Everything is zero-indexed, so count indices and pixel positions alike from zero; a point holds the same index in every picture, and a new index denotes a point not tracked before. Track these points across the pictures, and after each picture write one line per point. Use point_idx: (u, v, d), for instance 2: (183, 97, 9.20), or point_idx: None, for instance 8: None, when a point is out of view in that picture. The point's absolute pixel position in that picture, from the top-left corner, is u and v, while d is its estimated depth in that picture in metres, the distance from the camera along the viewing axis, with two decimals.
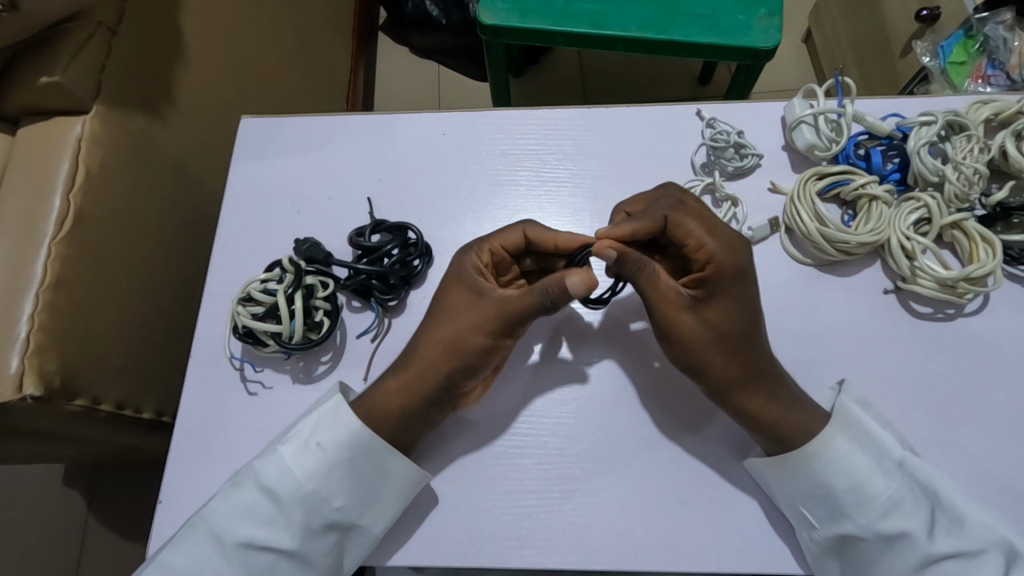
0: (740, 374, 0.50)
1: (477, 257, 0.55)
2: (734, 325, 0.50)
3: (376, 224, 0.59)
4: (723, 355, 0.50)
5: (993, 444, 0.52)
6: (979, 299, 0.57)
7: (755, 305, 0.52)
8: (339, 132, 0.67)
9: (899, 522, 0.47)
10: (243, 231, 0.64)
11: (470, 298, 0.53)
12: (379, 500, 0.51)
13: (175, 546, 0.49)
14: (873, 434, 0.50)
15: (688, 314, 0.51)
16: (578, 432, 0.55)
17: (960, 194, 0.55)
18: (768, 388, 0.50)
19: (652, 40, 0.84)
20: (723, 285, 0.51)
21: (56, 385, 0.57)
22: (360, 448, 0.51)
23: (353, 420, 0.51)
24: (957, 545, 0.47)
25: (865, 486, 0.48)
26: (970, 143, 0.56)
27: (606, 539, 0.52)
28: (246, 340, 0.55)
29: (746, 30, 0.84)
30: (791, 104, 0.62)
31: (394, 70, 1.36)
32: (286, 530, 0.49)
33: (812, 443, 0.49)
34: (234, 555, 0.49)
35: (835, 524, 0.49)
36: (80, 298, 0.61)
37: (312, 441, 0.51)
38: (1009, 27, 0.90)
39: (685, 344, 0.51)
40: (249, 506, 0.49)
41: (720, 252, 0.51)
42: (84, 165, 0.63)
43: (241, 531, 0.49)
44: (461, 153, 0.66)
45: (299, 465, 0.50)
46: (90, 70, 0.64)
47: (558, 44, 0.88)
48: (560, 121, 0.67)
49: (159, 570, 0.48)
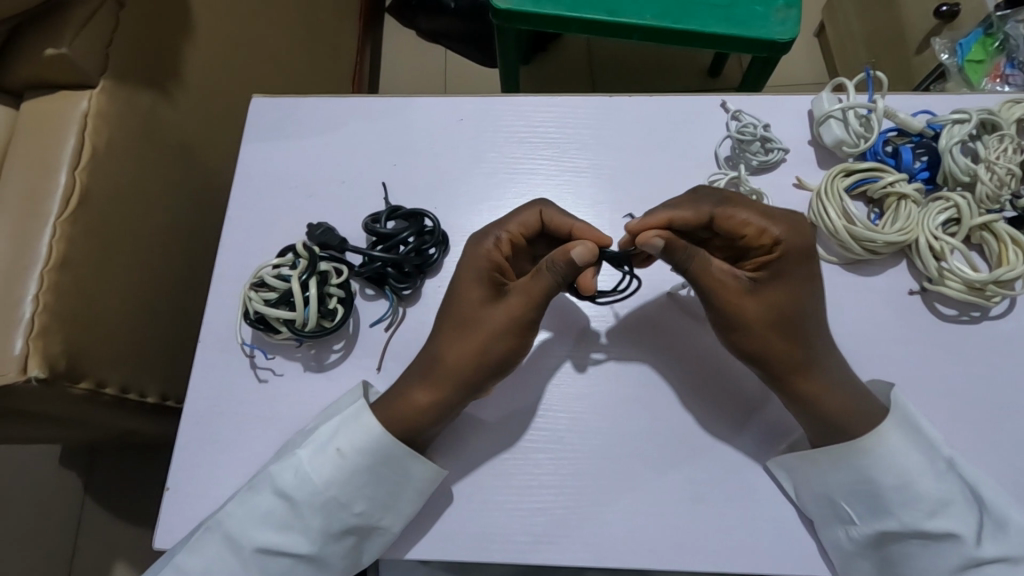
0: (800, 356, 0.49)
1: (494, 246, 0.53)
2: (795, 306, 0.50)
3: (390, 210, 0.57)
4: (788, 336, 0.49)
5: (1015, 448, 0.52)
6: (1005, 303, 0.56)
7: (815, 285, 0.51)
8: (352, 115, 0.66)
9: (947, 523, 0.47)
10: (253, 214, 0.62)
11: (486, 290, 0.52)
12: (397, 507, 0.50)
13: (190, 550, 0.49)
14: (924, 432, 0.49)
15: (750, 303, 0.50)
16: (595, 428, 0.54)
17: (992, 194, 0.54)
18: (827, 370, 0.50)
19: (670, 29, 0.82)
20: (787, 268, 0.50)
21: (61, 368, 0.56)
22: (380, 454, 0.49)
23: (374, 426, 0.50)
24: (1003, 550, 0.46)
25: (915, 484, 0.47)
26: (1003, 143, 0.55)
27: (622, 537, 0.51)
28: (256, 327, 0.54)
29: (765, 21, 0.82)
30: (819, 98, 0.61)
31: (401, 53, 1.33)
32: (305, 537, 0.49)
33: (868, 434, 0.48)
34: (253, 560, 0.49)
35: (879, 521, 0.48)
36: (85, 279, 0.59)
37: (331, 446, 0.50)
38: None
39: (750, 331, 0.49)
40: (266, 512, 0.48)
41: (784, 238, 0.50)
42: (90, 143, 0.61)
43: (258, 538, 0.48)
44: (478, 140, 0.64)
45: (318, 470, 0.49)
46: (97, 42, 0.62)
47: (573, 32, 0.85)
48: (581, 110, 0.65)
49: (174, 573, 0.48)
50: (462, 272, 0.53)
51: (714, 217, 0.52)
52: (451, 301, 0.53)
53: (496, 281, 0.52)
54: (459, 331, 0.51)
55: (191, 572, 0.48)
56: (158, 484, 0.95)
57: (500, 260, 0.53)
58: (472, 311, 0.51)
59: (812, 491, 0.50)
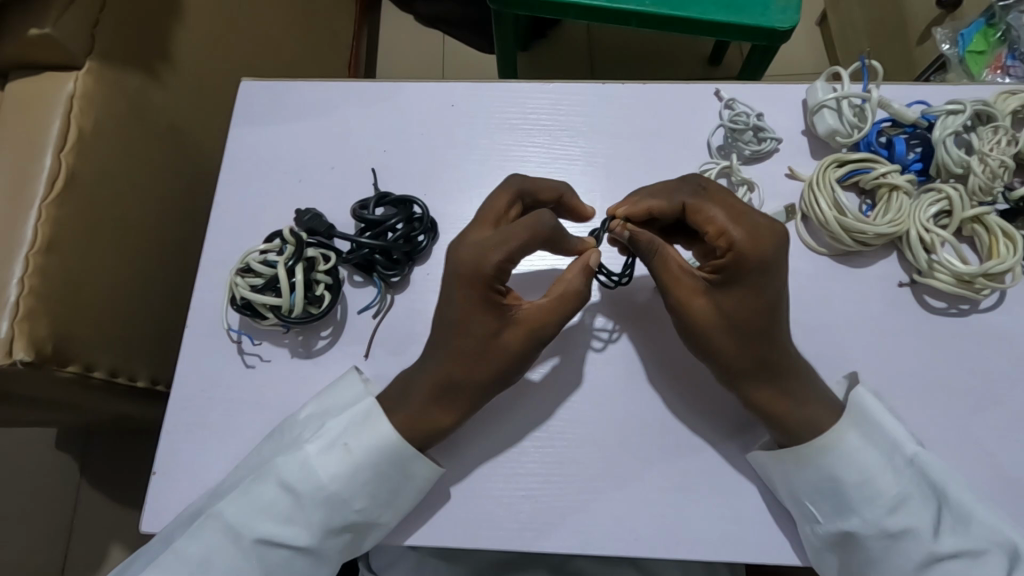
0: (741, 364, 0.49)
1: (496, 270, 0.48)
2: (745, 317, 0.48)
3: (379, 197, 0.57)
4: (734, 342, 0.49)
5: (1002, 442, 0.52)
6: (995, 296, 0.56)
7: (778, 299, 0.48)
8: (342, 99, 0.65)
9: (906, 519, 0.47)
10: (242, 199, 0.62)
11: (486, 313, 0.49)
12: (397, 504, 0.50)
13: (191, 535, 0.48)
14: (886, 430, 0.49)
15: (697, 300, 0.49)
16: (582, 417, 0.54)
17: (984, 186, 0.53)
18: (778, 382, 0.49)
19: (667, 16, 0.81)
20: (744, 277, 0.47)
21: (47, 352, 0.55)
22: (387, 455, 0.49)
23: (388, 430, 0.50)
24: (960, 545, 0.46)
25: (875, 481, 0.48)
26: (997, 135, 0.54)
27: (607, 526, 0.51)
28: (243, 313, 0.54)
29: (763, 9, 0.81)
30: (813, 87, 0.60)
31: (397, 36, 1.32)
32: (304, 529, 0.49)
33: (825, 435, 0.49)
34: (252, 550, 0.49)
35: (841, 520, 0.48)
36: (70, 261, 0.59)
37: (339, 443, 0.50)
38: None
39: (692, 326, 0.50)
40: (268, 502, 0.49)
41: (740, 243, 0.47)
42: (76, 124, 0.60)
43: (258, 528, 0.49)
44: (470, 126, 0.64)
45: (324, 467, 0.49)
46: (83, 22, 0.60)
47: (569, 17, 0.84)
48: (573, 97, 0.64)
49: (173, 558, 0.48)
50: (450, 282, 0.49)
51: (685, 209, 0.50)
52: (439, 308, 0.50)
53: (496, 301, 0.49)
54: (459, 340, 0.49)
55: (190, 559, 0.48)
56: (151, 466, 0.96)
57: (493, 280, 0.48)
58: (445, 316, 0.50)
59: (780, 489, 0.50)
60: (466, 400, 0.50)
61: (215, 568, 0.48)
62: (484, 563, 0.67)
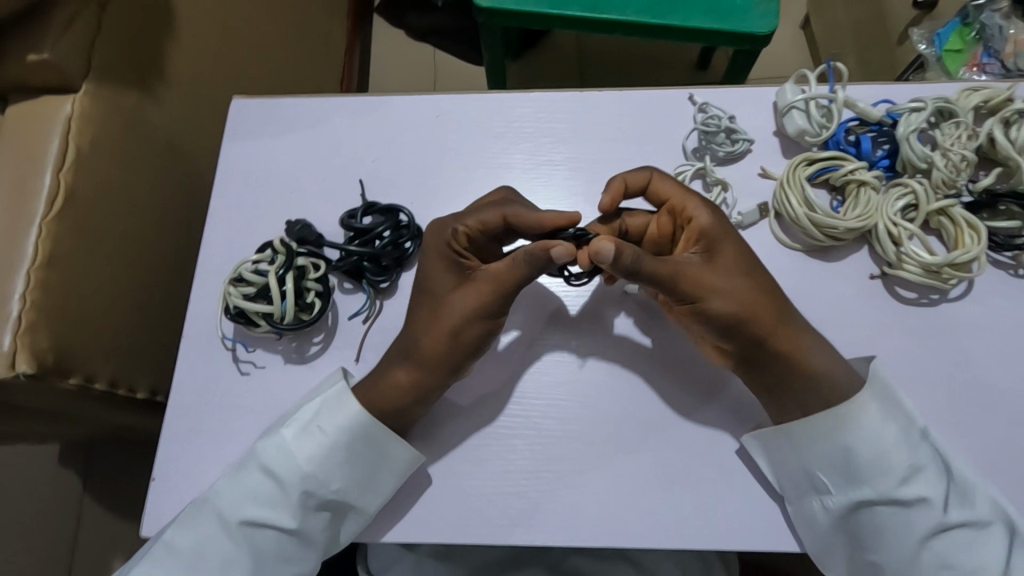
0: (775, 320, 0.51)
1: (452, 237, 0.54)
2: (745, 266, 0.52)
3: (367, 206, 0.59)
4: (756, 297, 0.51)
5: (977, 426, 0.53)
6: (964, 285, 0.57)
7: (747, 247, 0.54)
8: (331, 113, 0.67)
9: (917, 490, 0.49)
10: (236, 212, 0.64)
11: (452, 275, 0.54)
12: (376, 485, 0.52)
13: (178, 527, 0.52)
14: (900, 403, 0.51)
15: (709, 274, 0.51)
16: (567, 413, 0.56)
17: (947, 180, 0.55)
18: (796, 330, 0.52)
19: (650, 24, 0.85)
20: (718, 238, 0.53)
21: (49, 363, 0.57)
22: (358, 433, 0.52)
23: (354, 407, 0.53)
24: (968, 516, 0.48)
25: (891, 454, 0.49)
26: (958, 130, 0.56)
27: (593, 518, 0.53)
28: (237, 321, 0.55)
29: (745, 15, 0.85)
30: (783, 88, 0.62)
31: (390, 50, 1.35)
32: (286, 511, 0.51)
33: (847, 404, 0.50)
34: (239, 534, 0.51)
35: (852, 490, 0.50)
36: (70, 276, 0.61)
37: (314, 425, 0.52)
38: (1004, 15, 0.91)
39: (718, 299, 0.51)
40: (251, 487, 0.51)
41: (699, 212, 0.53)
42: (74, 144, 0.62)
43: (244, 512, 0.51)
44: (455, 136, 0.66)
45: (301, 449, 0.52)
46: (80, 46, 0.63)
47: (556, 28, 0.88)
48: (554, 104, 0.67)
49: (163, 550, 0.51)
50: (424, 260, 0.55)
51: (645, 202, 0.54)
52: (418, 284, 0.55)
53: (458, 262, 0.54)
54: (424, 312, 0.53)
55: (179, 548, 0.51)
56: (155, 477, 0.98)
57: (460, 248, 0.55)
58: (427, 299, 0.54)
59: (792, 465, 0.52)
60: (431, 372, 0.52)
61: (205, 555, 0.51)
62: (479, 561, 0.69)
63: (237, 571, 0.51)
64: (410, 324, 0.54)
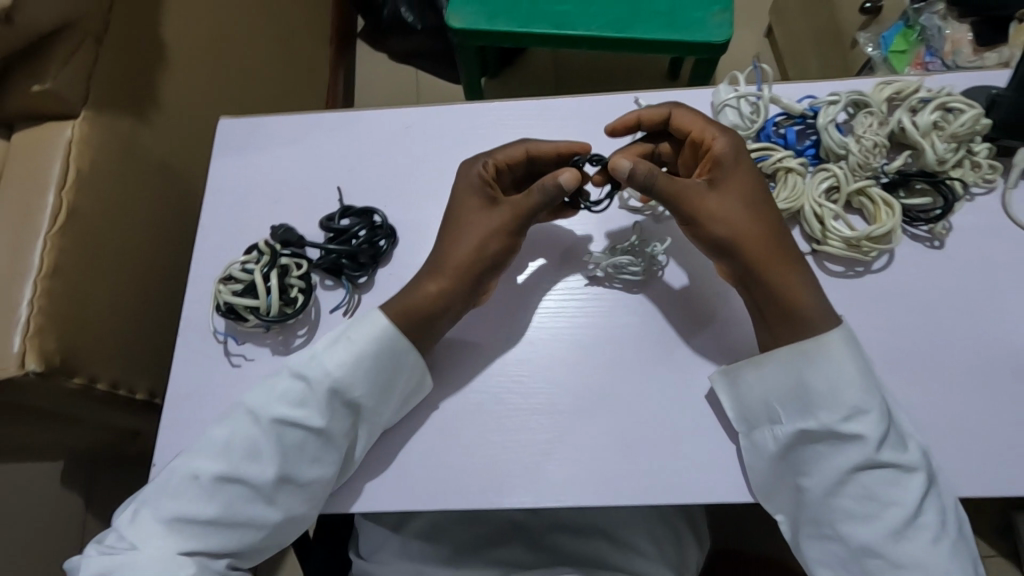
0: (768, 242, 0.56)
1: (483, 169, 0.62)
2: (752, 189, 0.57)
3: (344, 209, 0.66)
4: (753, 217, 0.56)
5: (910, 378, 0.57)
6: (885, 257, 0.62)
7: (761, 175, 0.59)
8: (311, 128, 0.73)
9: (858, 428, 0.51)
10: (226, 221, 0.70)
11: (480, 200, 0.61)
12: (395, 393, 0.58)
13: (219, 425, 0.56)
14: (864, 355, 0.54)
15: (712, 194, 0.57)
16: (532, 388, 0.60)
17: (862, 163, 0.62)
18: (789, 256, 0.56)
19: (616, 37, 0.92)
20: (732, 162, 0.58)
21: (55, 363, 0.62)
22: (384, 342, 0.57)
23: (383, 318, 0.58)
24: (897, 458, 0.50)
25: (842, 390, 0.52)
26: (870, 119, 0.63)
27: (558, 482, 0.56)
28: (228, 316, 0.61)
29: (702, 26, 0.92)
30: (716, 89, 0.68)
31: (375, 72, 1.42)
32: (315, 411, 0.55)
33: (825, 336, 0.53)
34: (270, 431, 0.55)
35: (801, 420, 0.53)
36: (74, 284, 0.66)
37: (344, 336, 0.58)
38: (942, 16, 1.02)
39: (716, 221, 0.56)
40: (282, 392, 0.56)
41: (720, 135, 0.59)
42: (75, 166, 0.68)
43: (274, 411, 0.55)
44: (425, 144, 0.72)
45: (331, 357, 0.57)
46: (79, 77, 0.69)
47: (529, 45, 0.96)
48: (514, 112, 0.73)
49: (205, 442, 0.55)
50: (457, 188, 0.62)
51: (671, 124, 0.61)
52: (448, 212, 0.62)
53: (488, 190, 0.61)
54: (452, 233, 0.60)
55: (217, 442, 0.55)
56: None
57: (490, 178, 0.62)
58: (453, 221, 0.61)
59: (751, 394, 0.55)
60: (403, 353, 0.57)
61: (236, 449, 0.54)
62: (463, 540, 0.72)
63: (264, 466, 0.54)
64: (439, 242, 0.61)
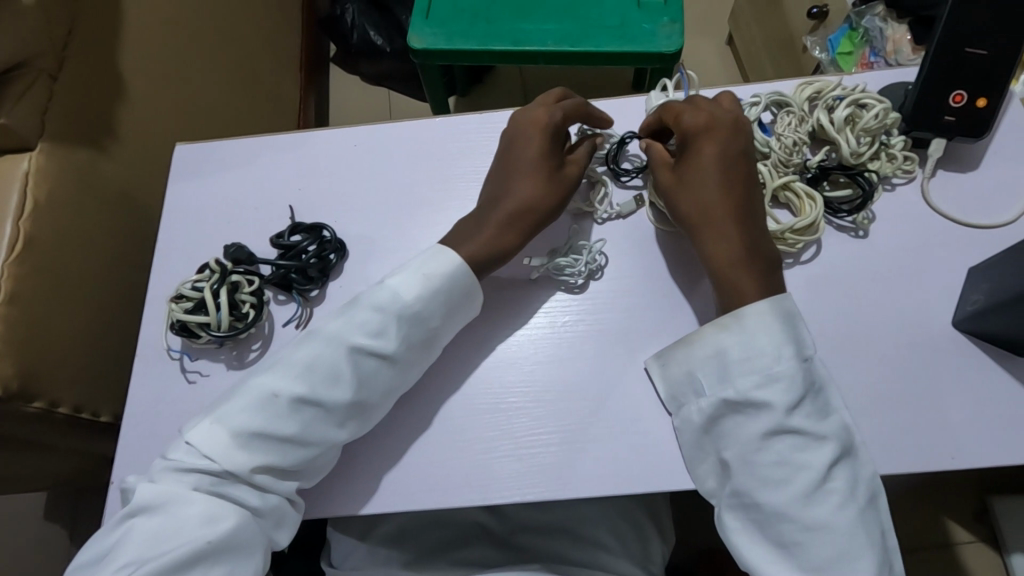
0: (710, 217, 0.60)
1: (555, 117, 0.65)
2: (706, 168, 0.60)
3: (293, 226, 0.68)
4: (697, 195, 0.60)
5: (840, 364, 0.60)
6: (813, 248, 0.65)
7: (727, 151, 0.60)
8: (265, 150, 0.76)
9: (768, 394, 0.53)
10: (182, 243, 0.72)
11: (551, 144, 0.65)
12: (452, 324, 0.61)
13: (297, 347, 0.57)
14: (797, 328, 0.56)
15: (668, 173, 0.63)
16: (478, 389, 0.62)
17: (783, 160, 0.65)
18: (730, 232, 0.59)
19: (568, 51, 0.96)
20: (694, 141, 0.62)
21: (14, 387, 0.65)
22: (455, 279, 0.60)
23: (456, 258, 0.60)
24: (806, 425, 0.52)
25: (758, 359, 0.55)
26: (790, 118, 0.66)
27: (504, 480, 0.58)
28: (180, 333, 0.63)
29: (651, 37, 0.95)
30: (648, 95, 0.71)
31: (346, 94, 1.46)
32: (391, 339, 0.57)
33: (755, 303, 0.56)
34: (348, 358, 0.56)
35: (721, 391, 0.56)
36: (32, 311, 0.68)
37: (420, 272, 0.59)
38: (882, 18, 1.05)
39: (669, 198, 0.62)
40: (362, 320, 0.57)
41: (689, 117, 0.63)
42: (32, 197, 0.70)
43: (353, 338, 0.56)
44: (374, 159, 0.74)
45: (410, 289, 0.58)
46: (34, 111, 0.71)
47: (487, 62, 1.00)
48: (460, 125, 0.75)
49: (285, 363, 0.56)
50: (527, 130, 0.65)
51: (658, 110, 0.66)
52: (508, 154, 0.65)
53: (557, 139, 0.65)
54: (515, 176, 0.64)
55: (297, 363, 0.56)
56: None
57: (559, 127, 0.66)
58: (517, 163, 0.65)
59: (679, 368, 0.58)
60: None
61: (317, 370, 0.55)
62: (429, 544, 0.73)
63: (339, 392, 0.55)
64: (503, 177, 0.65)
